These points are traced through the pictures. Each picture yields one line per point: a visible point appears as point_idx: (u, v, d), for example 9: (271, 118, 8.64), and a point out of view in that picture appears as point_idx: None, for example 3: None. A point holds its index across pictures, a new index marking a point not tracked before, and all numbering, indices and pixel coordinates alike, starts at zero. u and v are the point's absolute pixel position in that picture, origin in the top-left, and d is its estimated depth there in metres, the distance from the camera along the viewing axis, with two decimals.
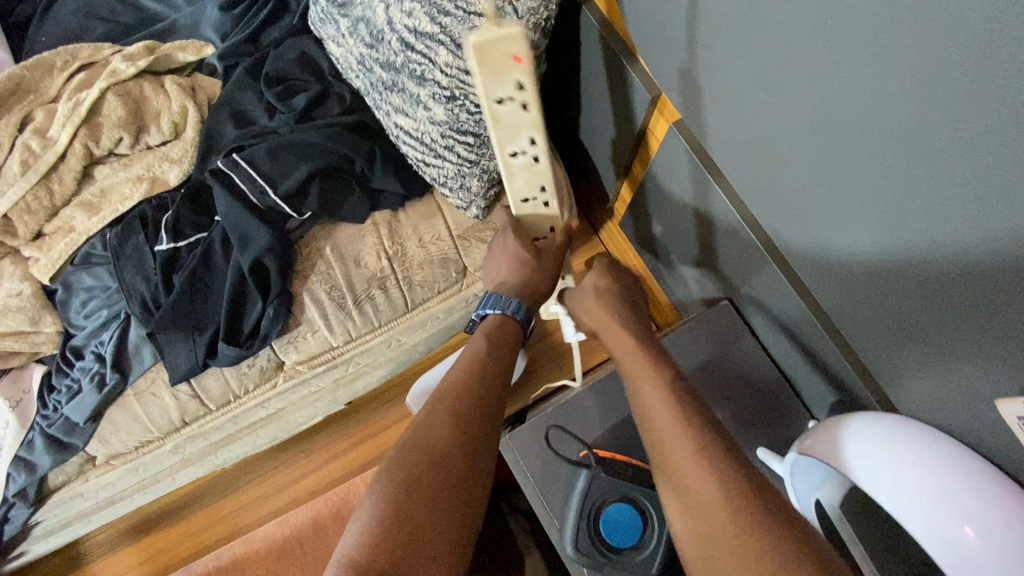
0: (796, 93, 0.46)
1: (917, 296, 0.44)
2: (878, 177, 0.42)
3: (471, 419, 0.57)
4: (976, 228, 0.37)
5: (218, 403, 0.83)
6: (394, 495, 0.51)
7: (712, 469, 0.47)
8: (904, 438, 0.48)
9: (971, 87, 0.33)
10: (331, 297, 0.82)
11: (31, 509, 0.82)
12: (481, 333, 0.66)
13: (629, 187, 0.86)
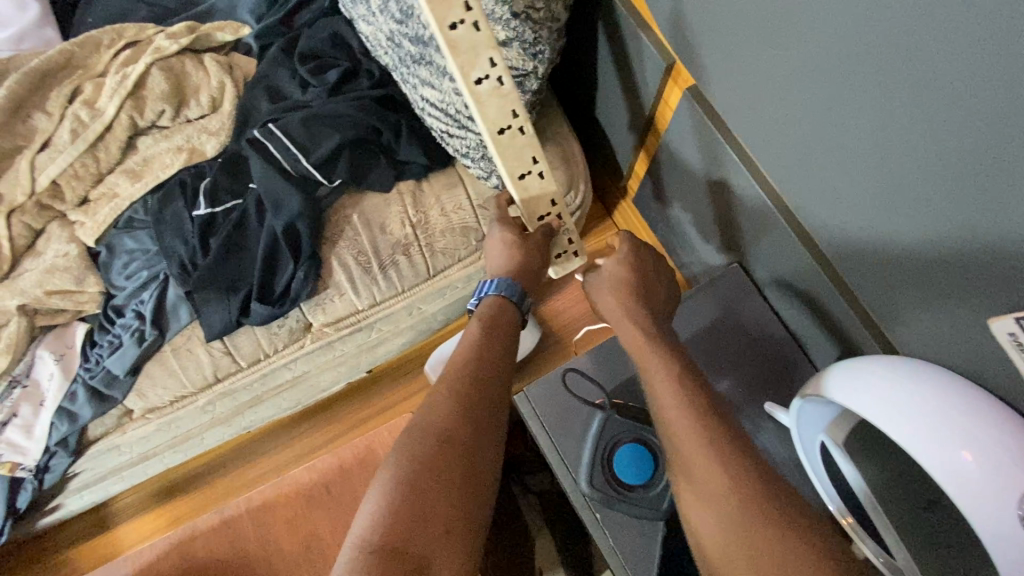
0: (805, 47, 0.50)
1: (922, 233, 0.47)
2: (884, 118, 0.46)
3: (476, 397, 0.60)
4: (979, 154, 0.40)
5: (249, 361, 0.87)
6: (403, 475, 0.53)
7: (707, 469, 0.51)
8: (913, 373, 0.49)
9: (969, 17, 0.36)
10: (358, 262, 0.86)
11: (72, 459, 0.86)
12: (479, 317, 0.69)
13: (643, 160, 0.90)
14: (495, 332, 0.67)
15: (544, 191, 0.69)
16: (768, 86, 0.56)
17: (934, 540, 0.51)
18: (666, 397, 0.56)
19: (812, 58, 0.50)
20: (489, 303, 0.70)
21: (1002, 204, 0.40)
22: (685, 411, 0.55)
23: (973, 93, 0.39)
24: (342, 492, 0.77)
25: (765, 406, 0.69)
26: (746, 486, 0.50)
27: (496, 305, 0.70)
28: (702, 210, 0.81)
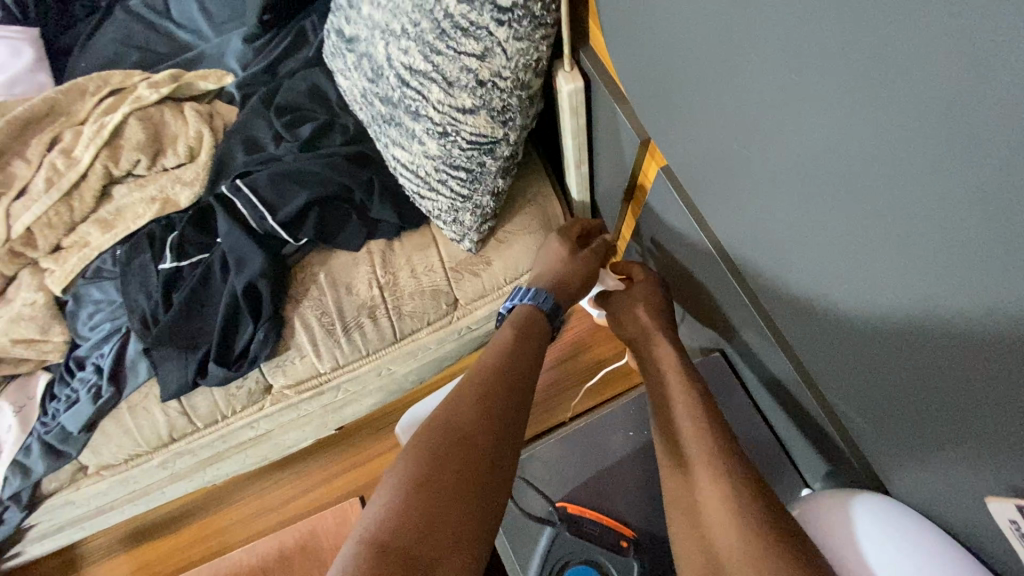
0: (767, 148, 0.44)
1: (907, 377, 0.39)
2: (857, 241, 0.38)
3: (500, 400, 0.54)
4: (962, 307, 0.32)
5: (206, 421, 0.84)
6: (427, 459, 0.47)
7: (742, 493, 0.46)
8: (905, 540, 0.43)
9: (940, 152, 0.29)
10: (321, 323, 0.82)
11: (24, 513, 0.84)
12: (512, 322, 0.65)
13: (626, 229, 0.84)
14: (524, 336, 0.63)
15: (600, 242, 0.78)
16: (735, 182, 0.50)
17: None
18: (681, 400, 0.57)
19: (775, 163, 0.43)
20: (523, 308, 0.66)
21: (981, 370, 0.33)
22: (694, 430, 0.53)
23: (948, 238, 0.31)
24: None
25: None
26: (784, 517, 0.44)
27: (528, 311, 0.66)
28: (686, 288, 0.73)
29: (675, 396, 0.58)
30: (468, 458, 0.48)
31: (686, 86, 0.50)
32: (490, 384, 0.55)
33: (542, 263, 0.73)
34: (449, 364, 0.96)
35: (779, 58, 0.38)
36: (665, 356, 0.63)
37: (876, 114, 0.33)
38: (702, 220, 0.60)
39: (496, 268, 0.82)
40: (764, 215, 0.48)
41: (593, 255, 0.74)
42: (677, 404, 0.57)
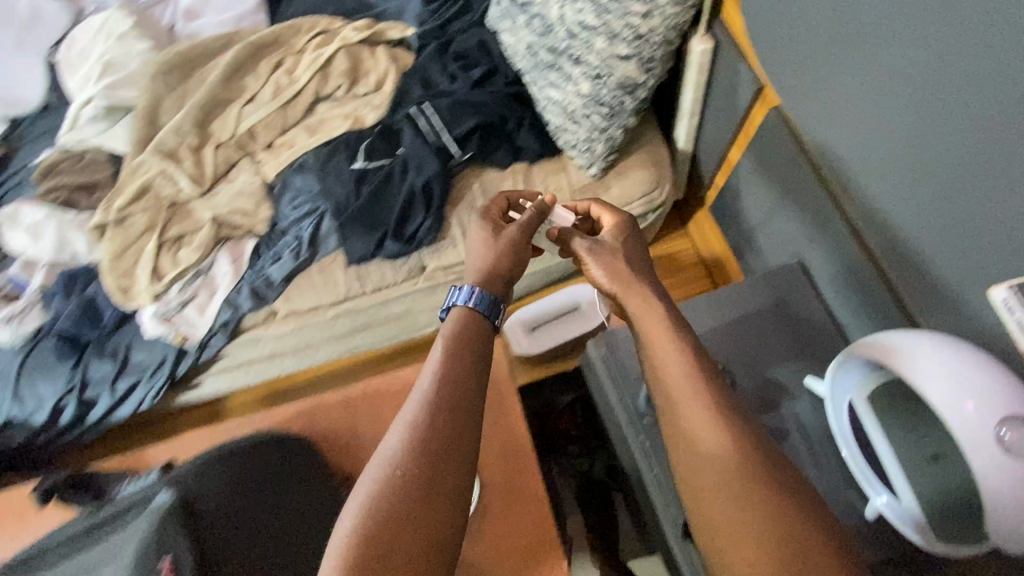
0: (877, 74, 0.65)
1: (965, 224, 0.59)
2: (938, 130, 0.59)
3: (456, 396, 0.58)
4: (1005, 155, 0.53)
5: (373, 288, 1.08)
6: (372, 508, 0.52)
7: (722, 482, 0.52)
8: (938, 340, 0.59)
9: (999, 53, 0.50)
10: (472, 220, 1.05)
11: (227, 341, 1.09)
12: (447, 338, 0.63)
13: (722, 175, 1.07)
14: (467, 331, 0.64)
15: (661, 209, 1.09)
16: (847, 106, 0.71)
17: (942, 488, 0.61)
18: (672, 360, 0.58)
19: (882, 84, 0.65)
20: (454, 318, 0.65)
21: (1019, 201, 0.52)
22: (688, 399, 0.56)
23: (999, 109, 0.52)
24: None
25: (803, 379, 0.81)
26: (765, 478, 0.51)
27: (465, 315, 0.65)
28: (771, 213, 0.94)
29: (658, 349, 0.60)
30: (420, 493, 0.52)
31: (819, 35, 0.71)
32: (445, 385, 0.58)
33: (476, 264, 0.71)
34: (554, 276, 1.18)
35: (897, 6, 0.59)
36: (655, 308, 0.63)
37: (959, 36, 0.54)
38: (807, 148, 0.81)
39: (615, 192, 1.03)
40: (867, 129, 0.69)
41: (523, 239, 0.74)
42: (664, 361, 0.59)
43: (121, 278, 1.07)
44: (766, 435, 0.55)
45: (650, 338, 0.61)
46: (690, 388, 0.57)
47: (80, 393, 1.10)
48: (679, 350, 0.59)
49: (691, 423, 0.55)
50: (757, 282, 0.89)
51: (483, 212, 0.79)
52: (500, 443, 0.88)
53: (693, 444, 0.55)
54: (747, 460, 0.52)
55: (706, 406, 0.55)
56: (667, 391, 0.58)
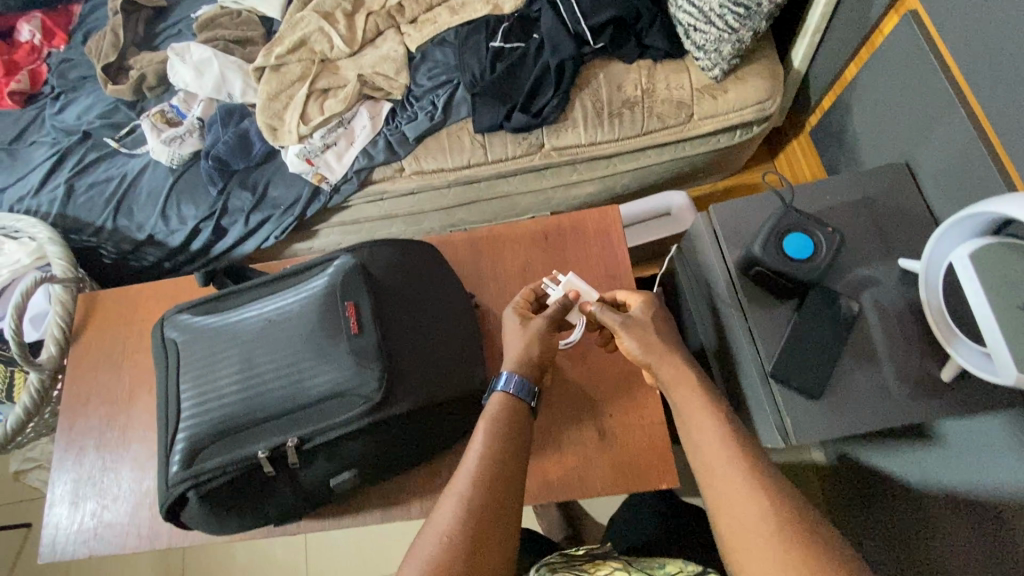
0: None
1: None
2: None
3: (507, 460, 0.65)
4: None
5: (494, 158, 1.18)
6: (448, 529, 0.58)
7: (751, 511, 0.58)
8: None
9: None
10: (594, 106, 1.15)
11: (356, 188, 1.21)
12: (486, 417, 0.71)
13: (831, 96, 1.17)
14: (504, 419, 0.70)
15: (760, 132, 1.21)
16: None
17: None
18: (700, 427, 0.66)
19: None
20: (495, 401, 0.73)
21: None
22: (719, 459, 0.62)
23: None
24: (557, 242, 1.00)
25: (900, 261, 0.90)
26: (787, 520, 0.56)
27: (501, 398, 0.73)
28: (883, 124, 1.02)
29: (698, 434, 0.66)
30: (490, 514, 0.60)
31: None
32: (493, 459, 0.65)
33: (511, 348, 0.78)
34: (651, 180, 1.27)
35: None
36: (686, 387, 0.71)
37: None
38: (935, 48, 0.88)
39: (731, 95, 1.13)
40: (1001, 17, 0.76)
41: (547, 327, 0.80)
42: (701, 433, 0.66)
43: (271, 118, 1.19)
44: (786, 482, 0.60)
45: (686, 413, 0.69)
46: (725, 452, 0.63)
47: (218, 219, 1.23)
48: (716, 427, 0.65)
49: (724, 485, 0.60)
50: (850, 179, 0.97)
51: (516, 312, 0.82)
52: (607, 288, 0.97)
53: (733, 507, 0.59)
54: (765, 500, 0.58)
55: (729, 455, 0.62)
56: (702, 461, 0.64)
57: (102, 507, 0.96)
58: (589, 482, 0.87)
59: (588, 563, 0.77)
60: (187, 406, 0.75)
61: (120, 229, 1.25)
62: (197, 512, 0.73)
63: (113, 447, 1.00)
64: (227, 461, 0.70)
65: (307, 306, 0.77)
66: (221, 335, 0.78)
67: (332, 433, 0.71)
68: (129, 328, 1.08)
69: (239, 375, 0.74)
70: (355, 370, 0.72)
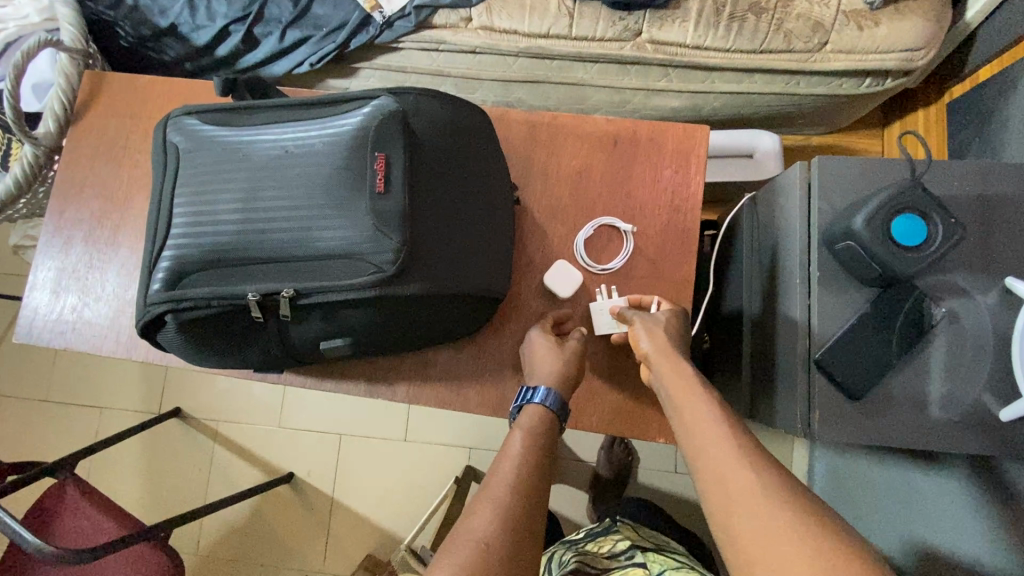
0: None
1: None
2: None
3: (540, 488, 0.58)
4: None
5: (579, 34, 0.99)
6: (489, 539, 0.51)
7: (747, 488, 0.49)
8: None
9: None
10: (715, 1, 0.95)
11: (411, 29, 1.03)
12: (523, 428, 0.64)
13: (992, 68, 0.99)
14: (537, 439, 0.63)
15: (889, 88, 1.01)
16: None
17: None
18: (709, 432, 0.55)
19: None
20: (529, 414, 0.66)
21: None
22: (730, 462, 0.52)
23: None
24: (626, 152, 0.86)
25: (1005, 279, 0.78)
26: (795, 501, 0.48)
27: (536, 412, 0.67)
28: None
29: (685, 408, 0.59)
30: (528, 549, 0.52)
31: None
32: (531, 481, 0.57)
33: (545, 365, 0.72)
34: (745, 111, 1.08)
35: None
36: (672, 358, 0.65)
37: None
38: None
39: (880, 32, 0.93)
40: None
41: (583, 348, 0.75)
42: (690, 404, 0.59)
43: None
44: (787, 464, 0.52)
45: (678, 385, 0.62)
46: (715, 422, 0.56)
47: (252, 26, 1.07)
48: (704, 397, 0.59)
49: (716, 454, 0.53)
50: (984, 167, 0.81)
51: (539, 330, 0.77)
52: (666, 221, 0.84)
53: (727, 483, 0.50)
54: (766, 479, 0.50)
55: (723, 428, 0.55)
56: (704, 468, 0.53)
57: (82, 304, 0.91)
58: (584, 415, 0.81)
59: (593, 544, 0.87)
60: (179, 222, 0.66)
61: (142, 8, 1.10)
62: (174, 337, 0.67)
63: (102, 246, 0.93)
64: (214, 293, 0.63)
65: (332, 145, 0.65)
66: (230, 152, 0.67)
67: (333, 296, 0.63)
68: (134, 122, 0.97)
69: (242, 204, 0.65)
70: (372, 234, 0.63)
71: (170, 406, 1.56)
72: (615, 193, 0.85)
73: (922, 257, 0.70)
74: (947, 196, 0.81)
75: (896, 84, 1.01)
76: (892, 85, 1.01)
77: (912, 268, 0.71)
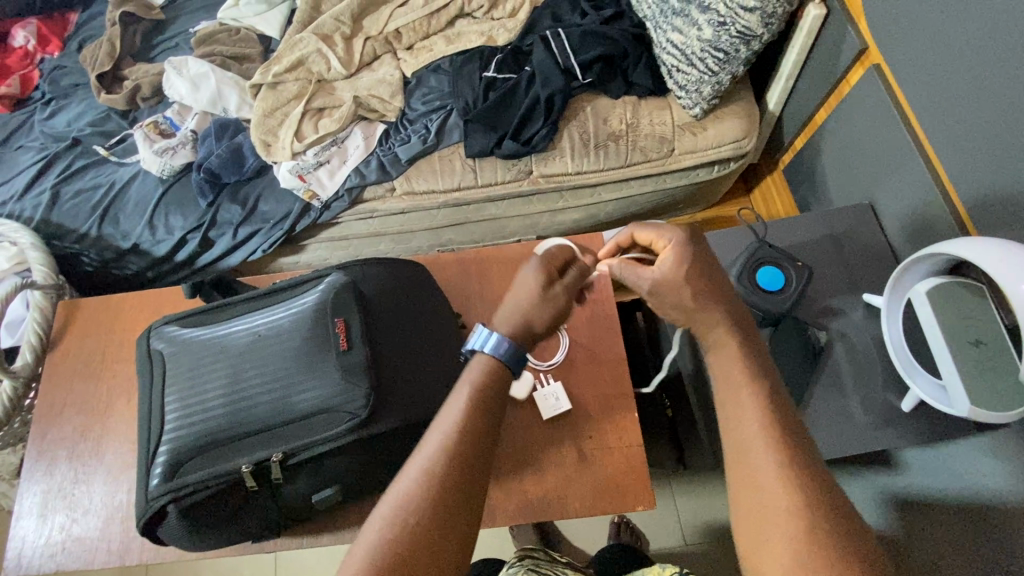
0: (962, 30, 0.79)
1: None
2: (1012, 71, 0.73)
3: (474, 441, 0.55)
4: None
5: (485, 182, 1.22)
6: (415, 491, 0.52)
7: (767, 461, 0.53)
8: (983, 239, 0.73)
9: None
10: (581, 137, 1.20)
11: (346, 206, 1.23)
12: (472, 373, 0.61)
13: (803, 138, 1.25)
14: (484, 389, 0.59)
15: (734, 170, 1.28)
16: (933, 57, 0.85)
17: (983, 363, 0.75)
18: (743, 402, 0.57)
19: (965, 38, 0.79)
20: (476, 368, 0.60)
21: None
22: (757, 442, 0.54)
23: None
24: None
25: (863, 296, 0.96)
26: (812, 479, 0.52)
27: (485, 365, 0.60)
28: (843, 167, 1.11)
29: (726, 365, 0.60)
30: (453, 506, 0.52)
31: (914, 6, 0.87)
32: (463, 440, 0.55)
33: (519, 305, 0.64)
34: (633, 209, 1.31)
35: None
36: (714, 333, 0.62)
37: None
38: (895, 99, 0.95)
39: (710, 134, 1.20)
40: (947, 79, 0.83)
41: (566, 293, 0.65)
42: (735, 389, 0.58)
43: (267, 134, 1.22)
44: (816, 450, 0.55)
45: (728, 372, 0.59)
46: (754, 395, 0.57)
47: (206, 231, 1.23)
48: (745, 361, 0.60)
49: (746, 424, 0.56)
50: (818, 217, 1.03)
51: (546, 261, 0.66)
52: (589, 313, 1.00)
53: (749, 452, 0.55)
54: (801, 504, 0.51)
55: (763, 430, 0.55)
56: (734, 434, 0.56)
57: (71, 521, 0.94)
58: (567, 503, 0.88)
59: None
60: (171, 418, 0.75)
61: (104, 237, 1.24)
62: (176, 527, 0.72)
63: (86, 458, 0.98)
64: (210, 473, 0.71)
65: (298, 321, 0.78)
66: (209, 347, 0.78)
67: (318, 449, 0.72)
68: (110, 337, 1.07)
69: (227, 389, 0.75)
70: (343, 385, 0.73)
71: None
72: None
73: (791, 296, 0.87)
74: (795, 243, 1.01)
75: (738, 166, 1.28)
76: (736, 168, 1.28)
77: (787, 307, 0.88)
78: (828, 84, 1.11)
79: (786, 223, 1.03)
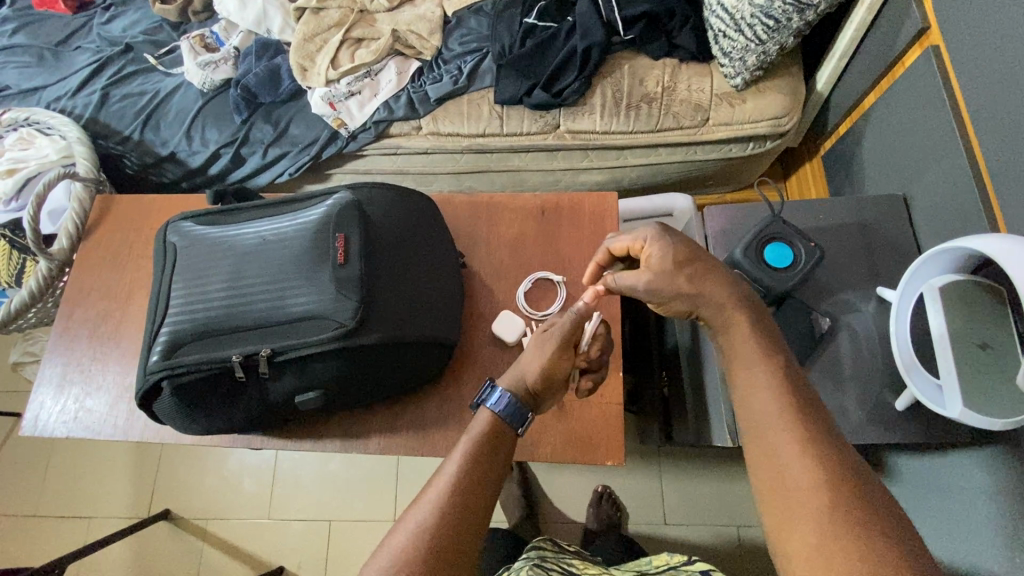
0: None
1: None
2: None
3: (474, 501, 0.56)
4: None
5: (510, 129, 1.21)
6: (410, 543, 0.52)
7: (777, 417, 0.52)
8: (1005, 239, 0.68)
9: None
10: (614, 95, 1.17)
11: (372, 138, 1.24)
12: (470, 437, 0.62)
13: (848, 124, 1.19)
14: (488, 452, 0.60)
15: (770, 150, 1.23)
16: (994, 38, 0.79)
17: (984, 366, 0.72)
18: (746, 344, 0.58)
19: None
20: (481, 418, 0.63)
21: None
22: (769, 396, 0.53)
23: None
24: (554, 218, 1.03)
25: (877, 289, 0.92)
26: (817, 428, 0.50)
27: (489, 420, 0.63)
28: (884, 157, 1.05)
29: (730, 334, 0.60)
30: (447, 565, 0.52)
31: None
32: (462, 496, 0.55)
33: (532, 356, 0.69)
34: (658, 178, 1.29)
35: None
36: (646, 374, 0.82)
37: None
38: (948, 84, 0.88)
39: (748, 107, 1.15)
40: (1002, 64, 0.78)
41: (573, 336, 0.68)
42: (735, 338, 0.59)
43: (304, 58, 1.24)
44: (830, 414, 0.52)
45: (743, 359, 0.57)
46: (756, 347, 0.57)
47: (238, 147, 1.27)
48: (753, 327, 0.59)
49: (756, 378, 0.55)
50: (845, 203, 0.98)
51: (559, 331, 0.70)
52: None
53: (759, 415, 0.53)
54: (823, 458, 0.48)
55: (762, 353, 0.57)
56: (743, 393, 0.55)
57: (85, 395, 1.01)
58: (539, 447, 0.89)
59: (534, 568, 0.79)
60: (175, 305, 0.80)
61: (145, 142, 1.30)
62: (168, 402, 0.78)
63: (104, 341, 1.05)
64: (204, 358, 0.75)
65: (301, 230, 0.81)
66: (218, 243, 0.82)
67: (303, 351, 0.75)
68: (137, 233, 1.13)
69: (228, 284, 0.79)
70: (335, 295, 0.76)
71: (157, 506, 1.50)
72: (548, 248, 1.01)
73: (795, 274, 0.85)
74: (815, 227, 0.97)
75: (775, 146, 1.23)
76: (771, 147, 1.23)
77: (790, 285, 0.85)
78: (882, 65, 1.04)
79: (810, 204, 0.99)
